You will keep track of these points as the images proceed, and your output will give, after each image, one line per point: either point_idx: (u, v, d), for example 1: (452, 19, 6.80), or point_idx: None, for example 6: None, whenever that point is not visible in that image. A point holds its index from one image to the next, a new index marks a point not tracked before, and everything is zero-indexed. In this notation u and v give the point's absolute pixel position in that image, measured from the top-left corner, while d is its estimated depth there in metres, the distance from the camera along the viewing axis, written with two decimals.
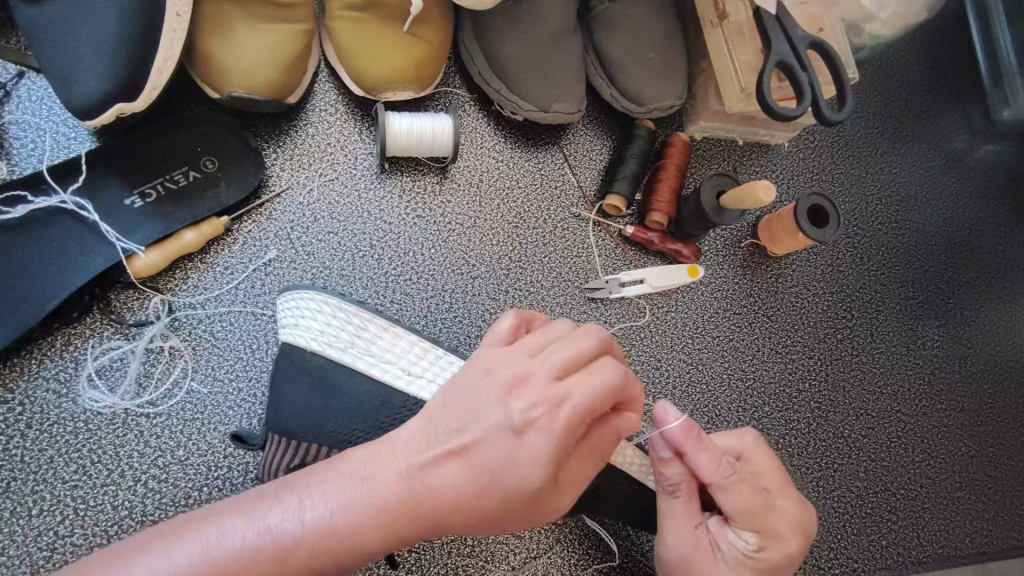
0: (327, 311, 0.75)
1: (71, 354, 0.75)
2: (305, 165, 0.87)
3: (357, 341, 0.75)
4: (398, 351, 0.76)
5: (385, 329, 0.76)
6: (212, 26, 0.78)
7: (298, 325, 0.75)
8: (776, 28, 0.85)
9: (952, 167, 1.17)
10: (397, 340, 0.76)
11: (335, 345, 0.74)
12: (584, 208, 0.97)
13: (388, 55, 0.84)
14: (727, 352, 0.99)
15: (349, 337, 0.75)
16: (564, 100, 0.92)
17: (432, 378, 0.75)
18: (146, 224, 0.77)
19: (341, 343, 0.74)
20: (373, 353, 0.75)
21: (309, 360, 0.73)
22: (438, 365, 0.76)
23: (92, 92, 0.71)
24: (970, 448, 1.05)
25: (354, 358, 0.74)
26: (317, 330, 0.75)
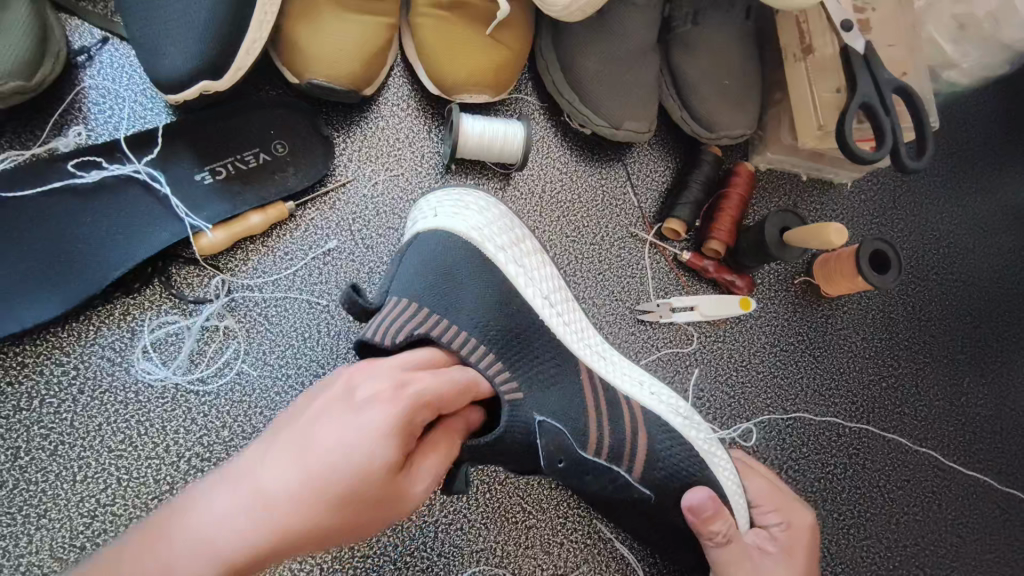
0: (486, 211, 0.78)
1: (127, 324, 0.75)
2: (371, 158, 0.86)
3: (511, 249, 0.77)
4: (538, 274, 0.79)
5: (532, 251, 0.80)
6: (300, 11, 0.78)
7: (462, 216, 0.76)
8: (863, 69, 0.84)
9: (1014, 224, 1.14)
10: (543, 266, 0.80)
11: (493, 244, 0.76)
12: (642, 229, 0.96)
13: (467, 57, 0.83)
14: (770, 389, 0.98)
15: (506, 241, 0.77)
16: (636, 118, 0.91)
17: (560, 313, 0.78)
18: (215, 202, 0.77)
19: (497, 243, 0.76)
20: (522, 266, 0.77)
21: (468, 247, 0.74)
22: (566, 307, 0.80)
23: (179, 69, 0.70)
24: (1005, 513, 1.03)
25: (507, 262, 0.76)
26: (479, 224, 0.76)
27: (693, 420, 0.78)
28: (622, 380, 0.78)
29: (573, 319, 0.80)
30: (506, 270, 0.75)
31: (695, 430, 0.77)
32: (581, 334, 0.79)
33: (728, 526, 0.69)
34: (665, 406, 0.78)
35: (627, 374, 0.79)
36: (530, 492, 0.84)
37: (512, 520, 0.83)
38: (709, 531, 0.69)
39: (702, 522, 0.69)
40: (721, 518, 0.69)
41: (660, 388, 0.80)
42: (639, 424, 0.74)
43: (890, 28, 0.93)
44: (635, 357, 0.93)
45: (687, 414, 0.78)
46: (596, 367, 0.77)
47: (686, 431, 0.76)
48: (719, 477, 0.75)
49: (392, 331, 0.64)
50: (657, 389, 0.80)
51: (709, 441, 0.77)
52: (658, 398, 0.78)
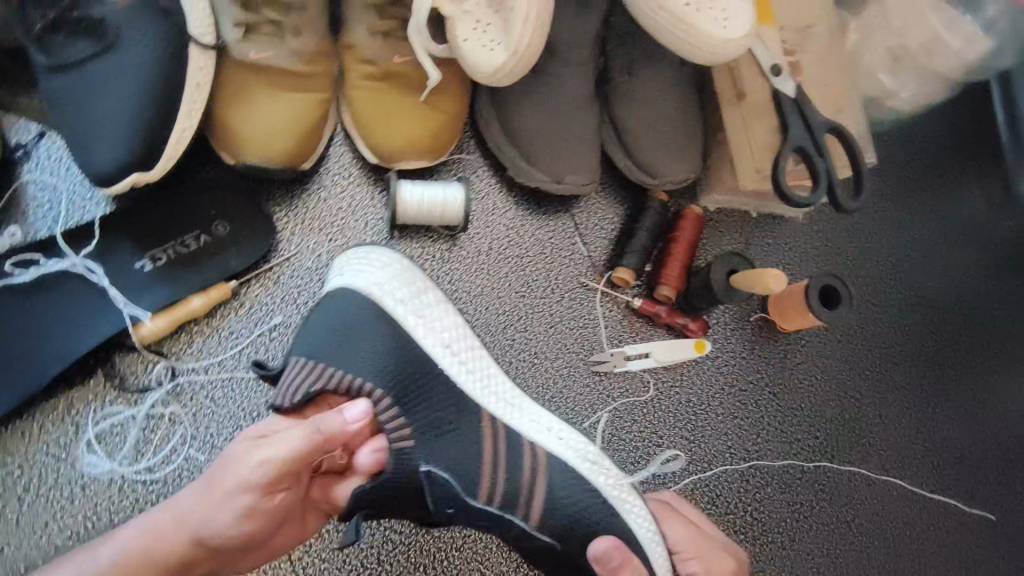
0: (392, 267, 0.79)
1: (72, 418, 0.76)
2: (314, 230, 0.87)
3: (412, 299, 0.78)
4: (441, 320, 0.79)
5: (438, 300, 0.80)
6: (230, 93, 0.78)
7: (364, 274, 0.78)
8: (795, 114, 0.87)
9: (969, 242, 1.14)
10: (445, 314, 0.80)
11: (391, 296, 0.77)
12: (593, 278, 0.97)
13: (403, 126, 0.84)
14: (731, 431, 0.98)
15: (407, 294, 0.78)
16: (577, 171, 0.91)
17: (462, 360, 0.79)
18: (155, 289, 0.77)
19: (396, 296, 0.77)
20: (422, 316, 0.78)
21: (361, 302, 0.75)
22: (470, 354, 0.80)
23: (107, 167, 0.71)
24: (978, 538, 1.03)
25: (405, 313, 0.77)
26: (378, 278, 0.78)
27: (601, 464, 0.76)
28: (529, 425, 0.77)
29: (478, 367, 0.79)
30: (405, 320, 0.76)
31: (604, 476, 0.75)
32: (485, 379, 0.79)
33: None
34: (574, 452, 0.76)
35: (534, 420, 0.78)
36: (489, 556, 0.84)
37: None
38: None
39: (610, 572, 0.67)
40: (629, 567, 0.67)
41: (570, 434, 0.79)
42: (541, 468, 0.73)
43: (823, 67, 0.94)
44: (591, 409, 0.93)
45: (595, 459, 0.77)
46: (501, 415, 0.76)
47: (589, 475, 0.74)
48: (627, 518, 0.73)
49: (294, 388, 0.67)
50: (567, 434, 0.79)
51: (618, 485, 0.75)
52: (566, 443, 0.77)
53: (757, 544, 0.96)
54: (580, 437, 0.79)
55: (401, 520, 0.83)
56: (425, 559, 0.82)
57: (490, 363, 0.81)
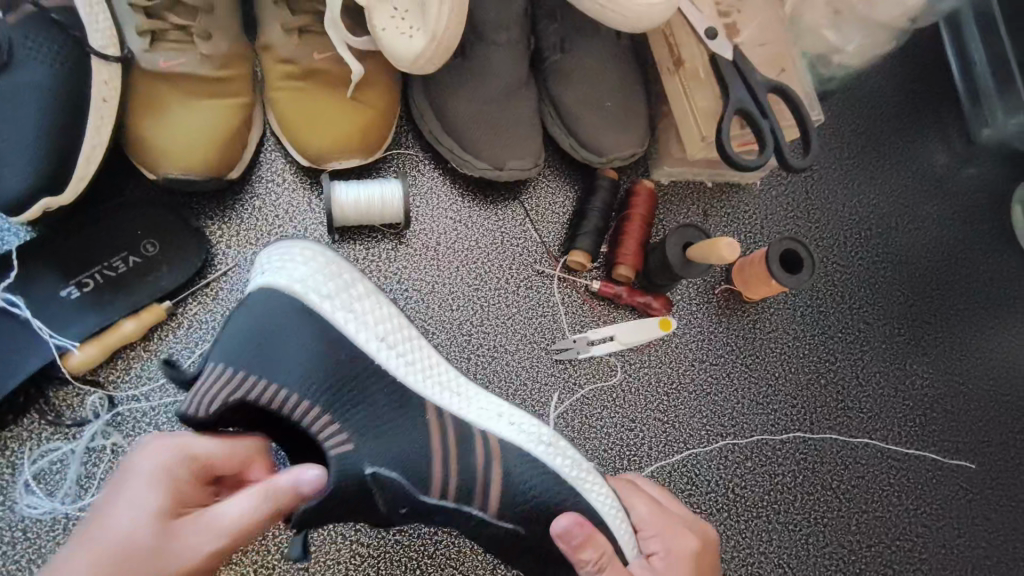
0: (314, 262, 0.73)
1: (8, 460, 0.72)
2: (251, 241, 0.84)
3: (340, 295, 0.73)
4: (375, 312, 0.75)
5: (370, 292, 0.76)
6: (143, 106, 0.75)
7: (285, 269, 0.72)
8: (733, 75, 0.84)
9: (933, 192, 1.12)
10: (378, 306, 0.76)
11: (317, 292, 0.71)
12: (548, 265, 0.94)
13: (331, 124, 0.81)
14: (705, 408, 0.95)
15: (333, 288, 0.73)
16: (519, 156, 0.88)
17: (400, 352, 0.75)
18: (83, 317, 0.74)
19: (323, 291, 0.72)
20: (351, 310, 0.73)
21: (281, 302, 0.69)
22: (405, 343, 0.76)
23: (15, 194, 0.68)
24: (967, 492, 1.01)
25: (334, 309, 0.72)
26: (300, 276, 0.71)
27: (557, 446, 0.75)
28: (477, 414, 0.75)
29: (416, 357, 0.76)
30: (335, 318, 0.71)
31: (560, 458, 0.74)
32: (424, 369, 0.76)
33: (599, 554, 0.65)
34: (526, 437, 0.74)
35: (483, 408, 0.76)
36: (463, 561, 0.81)
37: None
38: (579, 560, 0.65)
39: (572, 549, 0.65)
40: (591, 545, 0.65)
41: (521, 417, 0.76)
42: (494, 454, 0.71)
43: (760, 26, 0.91)
44: (558, 399, 0.90)
45: (551, 441, 0.75)
46: (445, 407, 0.73)
47: (545, 459, 0.73)
48: (588, 497, 0.72)
49: (208, 400, 0.61)
50: (518, 418, 0.76)
51: (575, 466, 0.73)
52: (519, 427, 0.75)
53: (742, 520, 0.93)
54: (533, 421, 0.76)
55: (368, 532, 0.80)
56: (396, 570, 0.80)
57: (430, 351, 0.78)
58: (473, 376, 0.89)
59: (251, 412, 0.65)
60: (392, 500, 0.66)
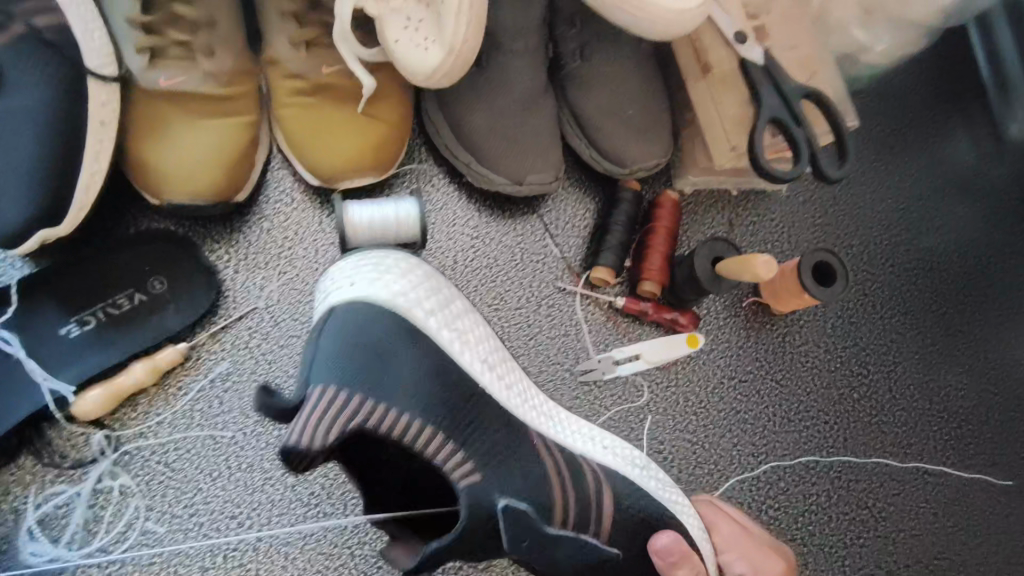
0: (414, 274, 0.74)
1: (9, 504, 0.69)
2: (260, 265, 0.80)
3: (445, 309, 0.75)
4: (479, 334, 0.76)
5: (467, 309, 0.78)
6: (145, 129, 0.71)
7: (381, 281, 0.72)
8: (765, 81, 0.81)
9: (963, 195, 1.08)
10: (476, 327, 0.77)
11: (420, 310, 0.73)
12: (570, 281, 0.90)
13: (341, 142, 0.77)
14: (736, 427, 0.92)
15: (433, 305, 0.74)
16: (539, 170, 0.84)
17: (501, 375, 0.75)
18: (80, 357, 0.70)
19: (424, 309, 0.73)
20: (453, 328, 0.74)
21: (395, 321, 0.70)
22: (504, 367, 0.77)
23: (10, 225, 0.64)
24: (1005, 507, 0.97)
25: (439, 327, 0.73)
26: (394, 292, 0.72)
27: (649, 469, 0.78)
28: (575, 437, 0.77)
29: (515, 379, 0.77)
30: (440, 338, 0.72)
31: (653, 480, 0.77)
32: (525, 395, 0.76)
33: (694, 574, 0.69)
34: (627, 461, 0.77)
35: (578, 432, 0.78)
36: None
37: None
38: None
39: (669, 566, 0.69)
40: (688, 564, 0.69)
41: (614, 442, 0.78)
42: (603, 487, 0.73)
43: (791, 29, 0.87)
44: (583, 421, 0.86)
45: (644, 463, 0.78)
46: (546, 432, 0.74)
47: (643, 481, 0.76)
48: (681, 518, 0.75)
49: (324, 431, 0.60)
50: (612, 442, 0.78)
51: (666, 489, 0.77)
52: (611, 450, 0.77)
53: None
54: (623, 443, 0.79)
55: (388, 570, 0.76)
56: None
57: (522, 375, 0.79)
58: None
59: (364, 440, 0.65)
60: (520, 533, 0.65)
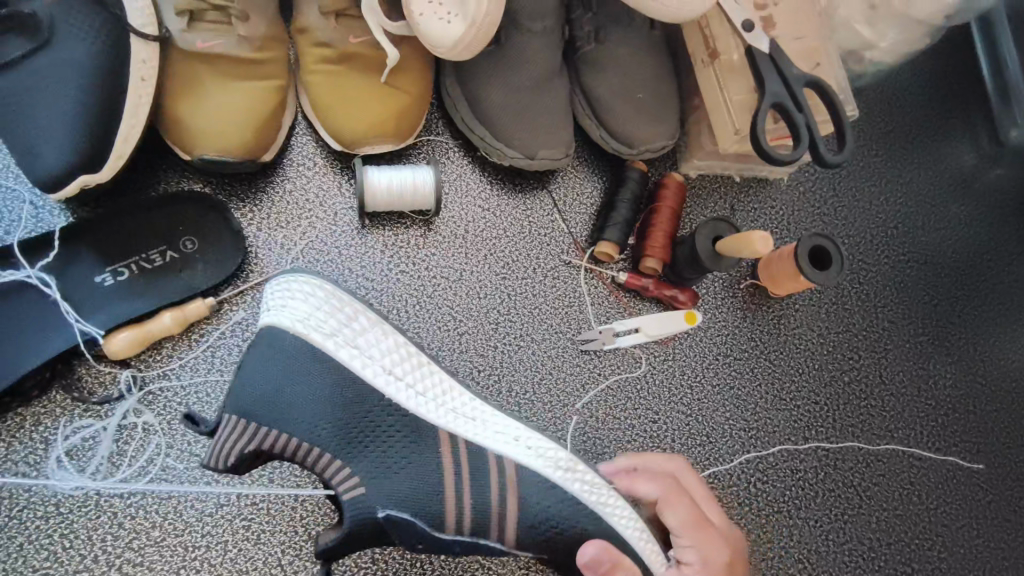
0: (316, 297, 0.70)
1: (40, 435, 0.73)
2: (282, 224, 0.84)
3: (342, 330, 0.70)
4: (382, 349, 0.71)
5: (370, 324, 0.72)
6: (180, 86, 0.75)
7: (288, 306, 0.69)
8: (769, 67, 0.83)
9: (960, 193, 1.11)
10: (380, 338, 0.72)
11: (319, 332, 0.69)
12: (575, 255, 0.94)
13: (364, 110, 0.81)
14: (729, 402, 0.95)
15: (336, 326, 0.70)
16: (550, 145, 0.88)
17: (411, 384, 0.71)
18: (114, 303, 0.74)
19: (326, 329, 0.69)
20: (356, 347, 0.70)
21: (282, 343, 0.67)
22: (416, 375, 0.72)
23: (54, 169, 0.68)
24: (987, 493, 1.01)
25: (337, 349, 0.69)
26: (302, 314, 0.69)
27: (576, 471, 0.71)
28: (497, 439, 0.71)
29: (429, 386, 0.72)
30: (341, 357, 0.69)
31: (579, 482, 0.70)
32: (440, 398, 0.72)
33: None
34: (546, 462, 0.71)
35: (500, 429, 0.72)
36: (486, 547, 0.81)
37: None
38: None
39: None
40: (621, 573, 0.63)
41: (539, 440, 0.73)
42: (511, 486, 0.69)
43: (798, 21, 0.90)
44: (583, 388, 0.90)
45: (569, 465, 0.71)
46: (459, 433, 0.70)
47: (563, 484, 0.70)
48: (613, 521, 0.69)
49: (225, 452, 0.63)
50: (536, 442, 0.72)
51: (594, 492, 0.70)
52: (536, 451, 0.72)
53: (763, 516, 0.94)
54: (549, 443, 0.72)
55: None
56: (420, 555, 0.79)
57: (444, 377, 0.74)
58: (499, 365, 0.89)
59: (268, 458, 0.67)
60: (407, 538, 0.66)
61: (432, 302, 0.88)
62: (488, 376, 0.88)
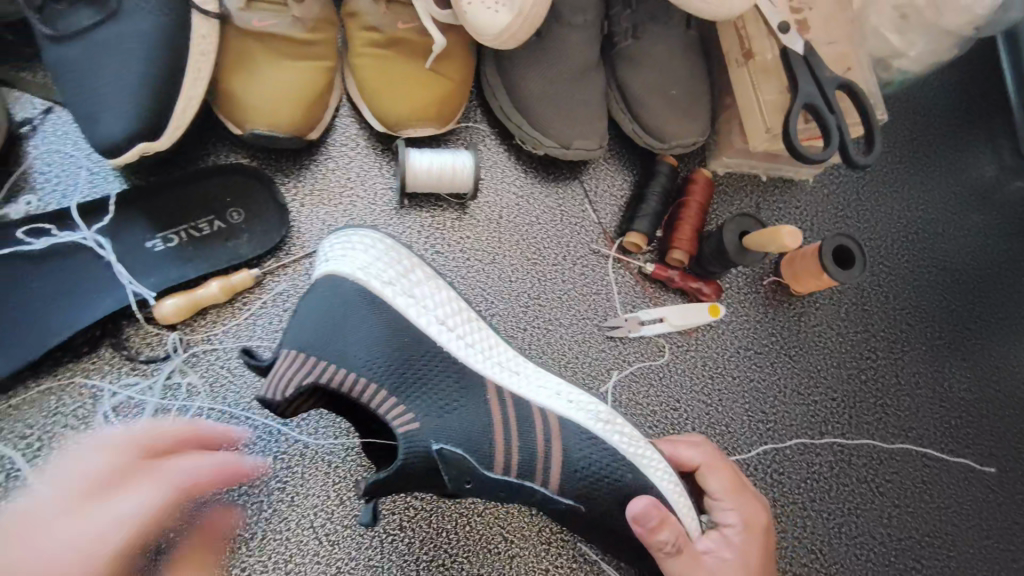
0: (377, 248, 0.76)
1: (88, 390, 0.76)
2: (324, 201, 0.87)
3: (399, 279, 0.75)
4: (434, 300, 0.77)
5: (426, 279, 0.79)
6: (236, 63, 0.78)
7: (348, 256, 0.75)
8: (803, 69, 0.85)
9: (981, 203, 1.13)
10: (435, 291, 0.78)
11: (379, 279, 0.74)
12: (604, 245, 0.96)
13: (409, 93, 0.84)
14: (748, 394, 0.97)
15: (394, 276, 0.75)
16: (585, 136, 0.90)
17: (460, 334, 0.77)
18: (163, 268, 0.77)
19: (385, 278, 0.74)
20: (412, 296, 0.75)
21: (345, 286, 0.72)
22: (464, 326, 0.78)
23: (115, 135, 0.71)
24: (997, 496, 1.02)
25: (394, 296, 0.74)
26: (364, 261, 0.74)
27: (614, 424, 0.75)
28: (538, 392, 0.76)
29: (477, 338, 0.78)
30: (397, 303, 0.73)
31: (617, 435, 0.74)
32: (487, 350, 0.78)
33: (676, 536, 0.67)
34: (584, 413, 0.75)
35: (542, 385, 0.77)
36: (510, 522, 0.84)
37: (494, 551, 0.82)
38: (657, 541, 0.66)
39: (649, 531, 0.66)
40: (668, 527, 0.66)
41: (579, 395, 0.78)
42: (554, 434, 0.72)
43: (830, 25, 0.93)
44: (607, 374, 0.93)
45: (608, 419, 0.76)
46: (503, 382, 0.75)
47: (603, 436, 0.73)
48: (647, 472, 0.73)
49: (283, 383, 0.63)
50: (576, 396, 0.77)
51: (633, 443, 0.74)
52: (576, 404, 0.76)
53: (778, 506, 0.95)
54: (590, 398, 0.78)
55: None
56: (446, 526, 0.82)
57: (487, 333, 0.80)
58: (527, 347, 0.91)
59: (321, 391, 0.67)
60: (448, 486, 0.69)
61: (465, 282, 0.91)
62: (516, 357, 0.90)
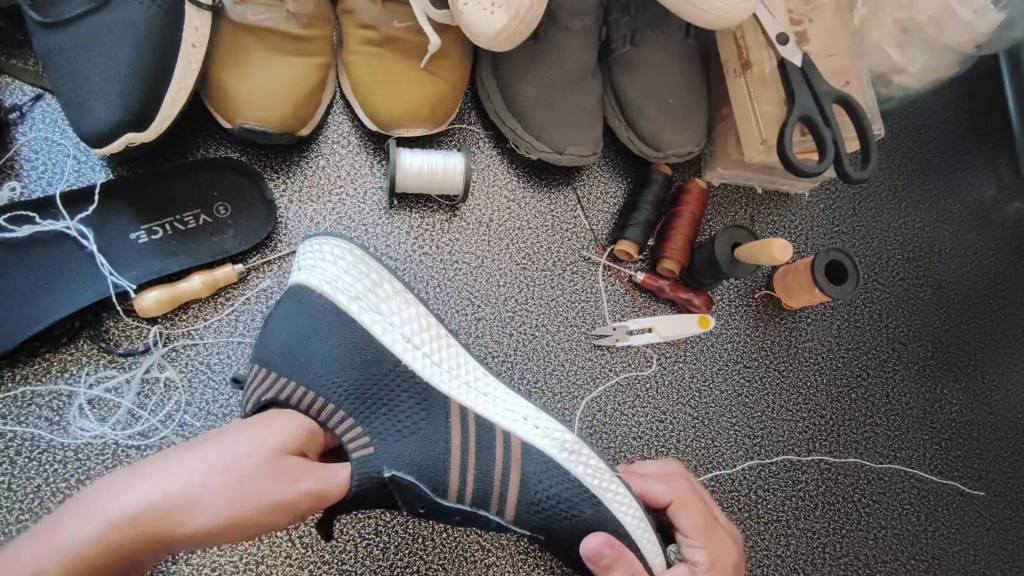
0: (346, 260, 0.77)
1: (65, 381, 0.75)
2: (313, 198, 0.86)
3: (367, 295, 0.76)
4: (402, 316, 0.77)
5: (397, 292, 0.78)
6: (228, 56, 0.78)
7: (317, 268, 0.76)
8: (801, 82, 0.84)
9: (978, 224, 1.12)
10: (405, 306, 0.78)
11: (346, 294, 0.74)
12: (595, 252, 0.95)
13: (402, 92, 0.83)
14: (735, 408, 0.96)
15: (361, 290, 0.76)
16: (580, 141, 0.90)
17: (427, 353, 0.76)
18: (147, 260, 0.77)
19: (351, 293, 0.75)
20: (378, 312, 0.76)
21: (311, 301, 0.73)
22: (433, 344, 0.77)
23: (102, 124, 0.71)
24: (986, 521, 1.01)
25: (360, 312, 0.74)
26: (333, 275, 0.75)
27: (579, 454, 0.74)
28: (503, 416, 0.75)
29: (446, 359, 0.77)
30: (362, 320, 0.74)
31: (582, 466, 0.73)
32: (455, 371, 0.77)
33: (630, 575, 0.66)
34: (551, 442, 0.74)
35: (508, 410, 0.76)
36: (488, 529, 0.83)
37: (470, 559, 0.82)
38: None
39: (603, 569, 0.65)
40: (622, 565, 0.65)
41: (547, 422, 0.76)
42: (513, 467, 0.71)
43: (831, 39, 0.92)
44: (593, 383, 0.92)
45: (573, 448, 0.74)
46: (469, 406, 0.74)
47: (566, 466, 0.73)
48: (611, 506, 0.72)
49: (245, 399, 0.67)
50: (544, 423, 0.76)
51: (596, 475, 0.73)
52: (543, 431, 0.75)
53: (761, 523, 0.94)
54: (558, 425, 0.76)
55: None
56: (423, 532, 0.81)
57: (457, 350, 0.79)
58: (513, 353, 0.90)
59: None
60: (423, 491, 0.68)
61: (452, 285, 0.90)
62: (501, 362, 0.90)
